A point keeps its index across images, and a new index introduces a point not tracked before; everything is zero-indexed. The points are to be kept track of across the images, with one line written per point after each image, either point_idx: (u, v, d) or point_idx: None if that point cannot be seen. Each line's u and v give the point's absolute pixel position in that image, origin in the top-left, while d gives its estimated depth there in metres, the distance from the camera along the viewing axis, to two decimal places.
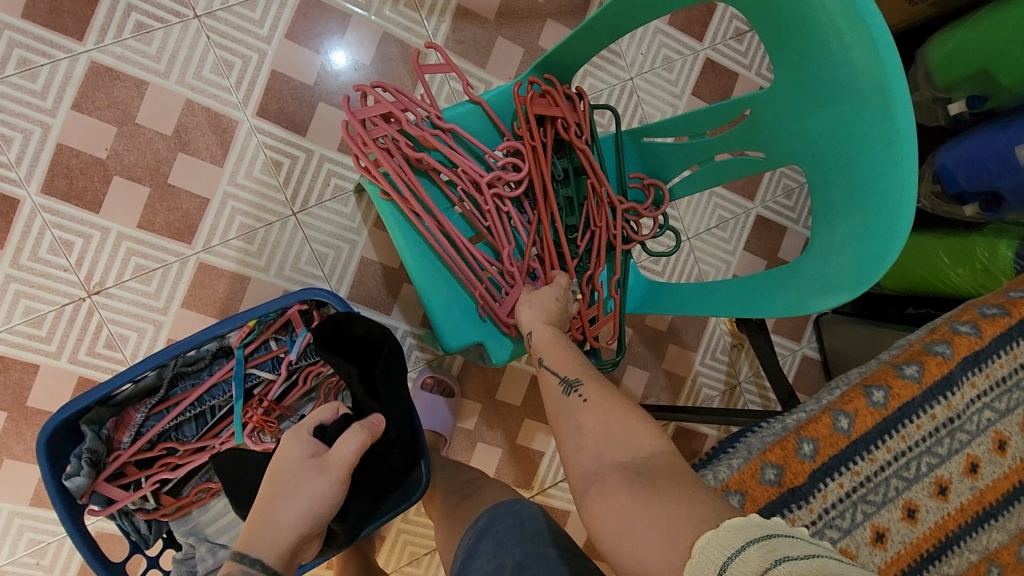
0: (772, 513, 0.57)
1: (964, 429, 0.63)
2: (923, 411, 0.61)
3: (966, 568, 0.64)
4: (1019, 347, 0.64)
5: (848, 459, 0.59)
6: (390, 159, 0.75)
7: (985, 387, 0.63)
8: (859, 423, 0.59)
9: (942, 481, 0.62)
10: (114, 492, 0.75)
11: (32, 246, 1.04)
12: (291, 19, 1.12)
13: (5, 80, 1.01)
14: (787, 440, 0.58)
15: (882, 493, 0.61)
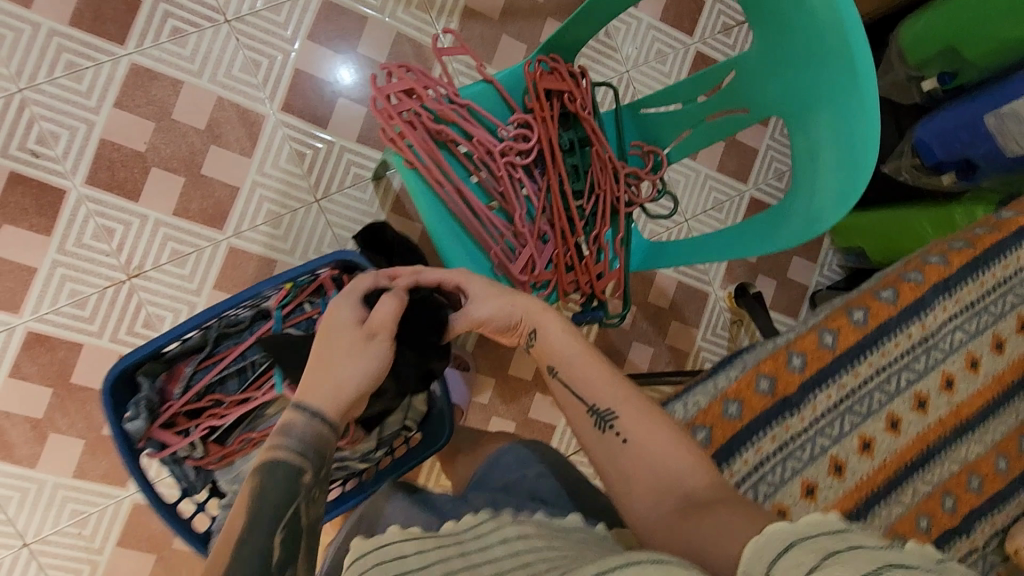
0: (767, 418, 0.65)
1: (938, 348, 0.70)
2: (900, 330, 0.68)
3: (947, 477, 0.71)
4: (986, 275, 0.71)
5: (833, 373, 0.66)
6: (414, 131, 0.82)
7: (956, 310, 0.70)
8: (842, 339, 0.67)
9: (921, 396, 0.69)
10: (166, 437, 0.81)
11: (77, 233, 1.12)
12: (312, 21, 1.21)
13: (53, 82, 1.10)
14: (777, 355, 0.66)
15: (867, 406, 0.68)
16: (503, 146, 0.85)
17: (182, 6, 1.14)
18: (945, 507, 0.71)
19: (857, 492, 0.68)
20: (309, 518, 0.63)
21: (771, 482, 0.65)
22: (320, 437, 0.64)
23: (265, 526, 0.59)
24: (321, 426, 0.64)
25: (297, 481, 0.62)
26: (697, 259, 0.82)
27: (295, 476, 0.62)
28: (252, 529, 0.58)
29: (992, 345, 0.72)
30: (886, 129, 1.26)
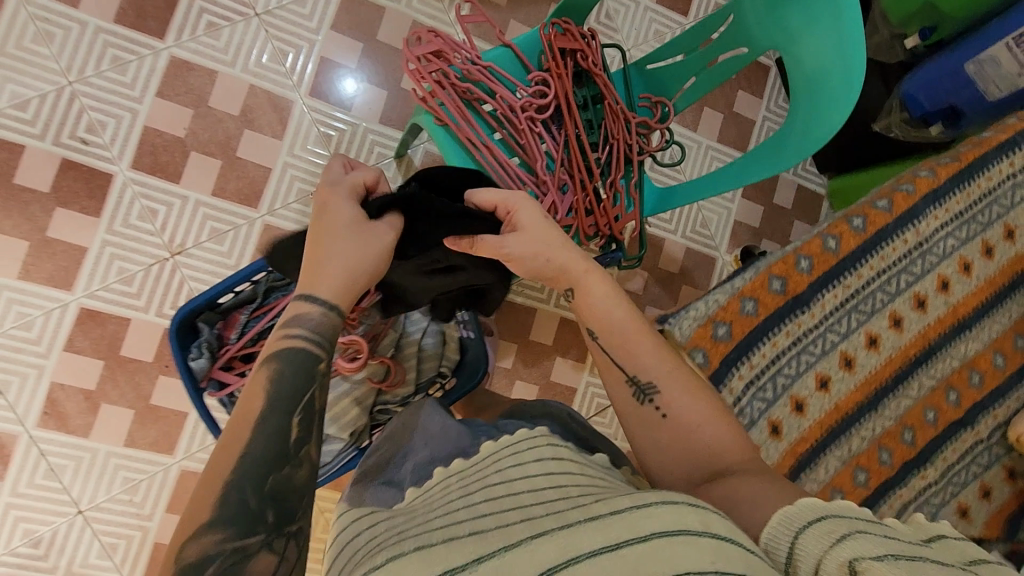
0: (780, 314, 0.75)
1: (933, 252, 0.77)
2: (897, 236, 0.76)
3: (950, 373, 0.78)
4: (973, 186, 0.78)
5: (838, 273, 0.75)
6: (442, 90, 0.91)
7: (947, 219, 0.77)
8: (844, 242, 0.75)
9: (921, 296, 0.77)
10: (226, 377, 0.88)
11: (124, 214, 1.20)
12: (335, 12, 1.30)
13: (100, 74, 1.19)
14: (787, 257, 0.75)
15: (870, 304, 0.76)
16: (523, 102, 0.93)
17: (216, 2, 1.24)
18: (950, 401, 0.78)
19: (866, 384, 0.76)
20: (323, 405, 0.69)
21: (787, 374, 0.75)
22: (329, 326, 0.72)
23: (283, 408, 0.65)
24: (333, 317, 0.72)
25: (313, 370, 0.69)
26: (705, 195, 0.91)
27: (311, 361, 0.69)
28: (271, 410, 0.65)
29: (983, 250, 0.79)
30: (876, 89, 1.34)
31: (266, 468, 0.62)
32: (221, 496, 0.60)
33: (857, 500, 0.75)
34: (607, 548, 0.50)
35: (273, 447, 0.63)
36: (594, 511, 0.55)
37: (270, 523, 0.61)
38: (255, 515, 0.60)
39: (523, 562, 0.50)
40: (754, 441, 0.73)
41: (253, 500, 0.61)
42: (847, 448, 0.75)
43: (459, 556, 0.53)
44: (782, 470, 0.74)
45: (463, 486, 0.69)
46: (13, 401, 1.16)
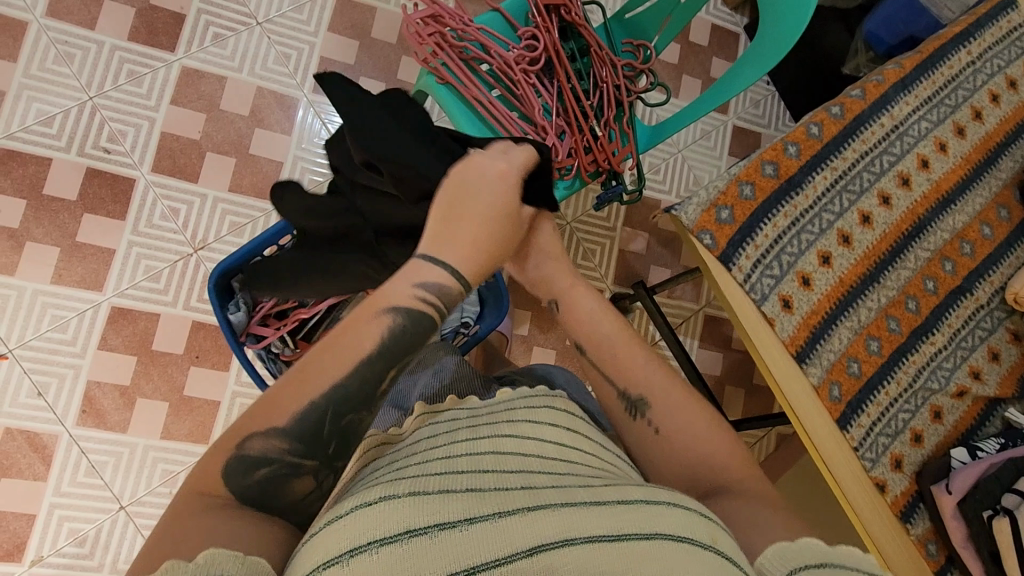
0: (776, 197, 0.83)
1: (908, 134, 0.88)
2: (873, 120, 0.87)
3: (941, 243, 0.87)
4: (935, 75, 0.90)
5: (826, 156, 0.85)
6: (442, 53, 0.99)
7: (917, 104, 0.89)
8: (826, 129, 0.85)
9: (904, 174, 0.87)
10: (262, 331, 0.96)
11: (148, 215, 1.26)
12: (331, 16, 1.40)
13: (119, 88, 1.27)
14: (776, 145, 0.84)
15: (859, 185, 0.85)
16: (516, 56, 1.00)
17: (220, 15, 1.34)
18: (946, 271, 0.87)
19: (866, 257, 0.84)
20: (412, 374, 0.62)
21: (791, 252, 0.82)
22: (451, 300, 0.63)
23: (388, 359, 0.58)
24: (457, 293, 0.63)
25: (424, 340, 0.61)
26: (697, 117, 0.98)
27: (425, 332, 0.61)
28: (373, 360, 0.58)
29: (955, 131, 0.90)
30: (839, 34, 1.48)
31: (348, 406, 0.56)
32: (301, 411, 0.55)
33: (873, 366, 0.84)
34: (608, 537, 0.46)
35: (361, 385, 0.57)
36: (601, 494, 0.50)
37: (328, 455, 0.56)
38: (319, 442, 0.55)
39: (519, 530, 0.45)
40: (768, 316, 0.81)
41: (327, 426, 0.55)
42: (856, 319, 0.84)
43: (454, 509, 0.46)
44: (799, 342, 0.82)
45: (473, 428, 0.62)
46: (52, 401, 1.19)
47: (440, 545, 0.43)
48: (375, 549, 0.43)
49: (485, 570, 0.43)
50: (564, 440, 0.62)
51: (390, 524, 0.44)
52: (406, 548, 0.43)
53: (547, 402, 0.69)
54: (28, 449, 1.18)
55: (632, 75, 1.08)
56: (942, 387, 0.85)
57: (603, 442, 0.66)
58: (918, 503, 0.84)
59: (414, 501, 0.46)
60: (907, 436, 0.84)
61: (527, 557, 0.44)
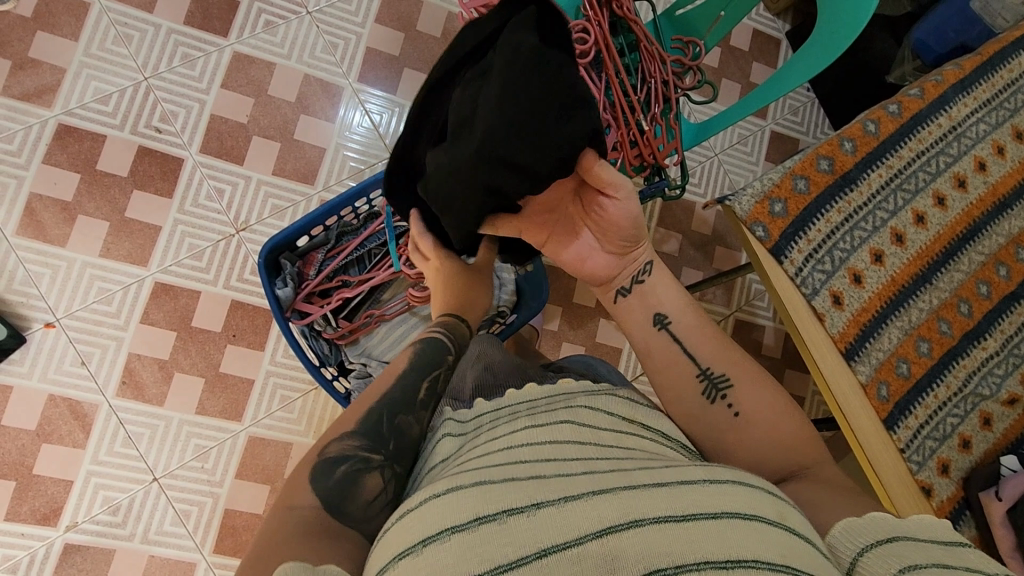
0: (830, 191, 0.85)
1: (966, 135, 0.89)
2: (931, 120, 0.89)
3: (996, 247, 0.88)
4: (994, 78, 0.91)
5: (882, 154, 0.87)
6: None
7: (976, 106, 0.90)
8: (883, 126, 0.87)
9: (960, 176, 0.88)
10: (307, 309, 1.00)
11: (194, 194, 1.29)
12: (378, 7, 1.42)
13: (173, 71, 1.31)
14: (832, 142, 0.87)
15: (914, 184, 0.87)
16: None
17: (273, 3, 1.37)
18: (1000, 276, 0.88)
19: (918, 258, 0.86)
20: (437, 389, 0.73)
21: (843, 249, 0.85)
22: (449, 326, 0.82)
23: (419, 373, 0.73)
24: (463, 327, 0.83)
25: (444, 357, 0.77)
26: (748, 112, 0.98)
27: (443, 350, 0.78)
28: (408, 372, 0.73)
29: (1013, 134, 0.91)
30: (885, 43, 1.46)
31: (395, 408, 0.68)
32: (363, 416, 0.67)
33: (922, 368, 0.85)
34: (674, 517, 0.45)
35: (401, 394, 0.70)
36: (663, 476, 0.50)
37: (390, 451, 0.64)
38: (381, 439, 0.65)
39: (583, 514, 0.46)
40: (818, 310, 0.83)
41: (385, 425, 0.66)
42: (907, 319, 0.85)
43: (519, 495, 0.47)
44: (848, 339, 0.83)
45: (531, 415, 0.63)
46: (94, 371, 1.22)
47: (508, 530, 0.45)
48: (447, 537, 0.45)
49: (555, 552, 0.44)
50: (619, 424, 0.63)
51: (458, 513, 0.47)
52: (475, 534, 0.45)
53: (609, 389, 0.68)
54: (69, 417, 1.20)
55: (680, 72, 1.08)
56: (993, 393, 0.85)
57: (660, 422, 0.66)
58: (964, 510, 0.84)
59: (482, 491, 0.48)
60: (956, 441, 0.84)
61: (596, 539, 0.44)
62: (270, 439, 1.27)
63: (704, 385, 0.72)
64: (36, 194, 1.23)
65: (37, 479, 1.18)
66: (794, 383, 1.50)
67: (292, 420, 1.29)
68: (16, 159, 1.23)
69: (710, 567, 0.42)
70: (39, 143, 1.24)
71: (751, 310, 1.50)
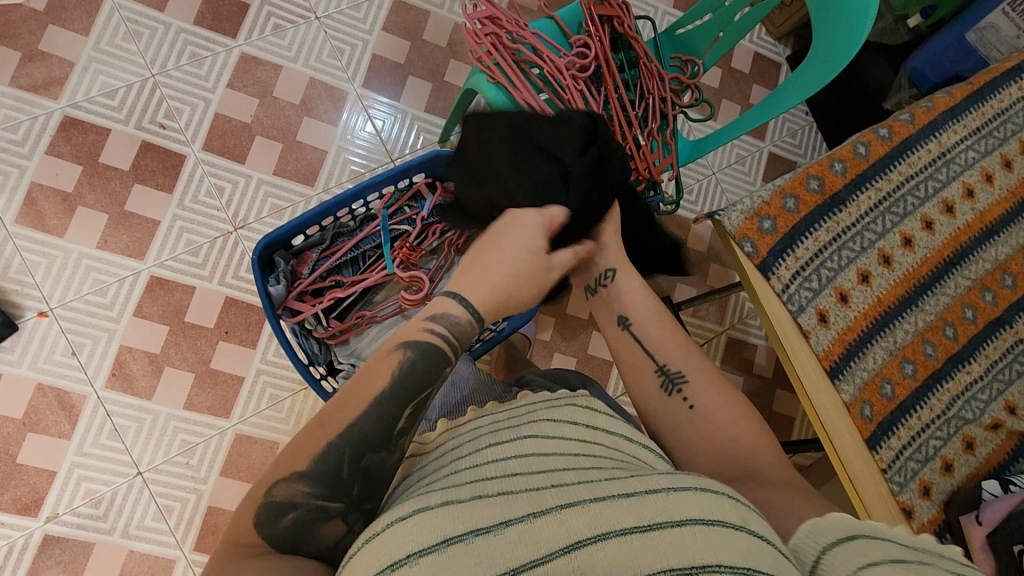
0: (819, 211, 0.86)
1: (956, 161, 0.90)
2: (921, 146, 0.90)
3: (983, 272, 0.89)
4: (985, 106, 0.93)
5: (871, 177, 0.88)
6: (497, 52, 1.03)
7: (965, 134, 0.92)
8: (873, 149, 0.89)
9: (948, 202, 0.89)
10: (299, 307, 1.01)
11: (194, 191, 1.30)
12: (386, 16, 1.44)
13: (180, 69, 1.33)
14: (822, 162, 0.88)
15: (903, 208, 0.88)
16: (567, 62, 1.03)
17: (282, 7, 1.39)
18: (986, 301, 0.89)
19: (905, 280, 0.87)
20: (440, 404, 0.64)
21: (830, 267, 0.86)
22: (464, 330, 0.67)
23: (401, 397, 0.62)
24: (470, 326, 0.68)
25: (439, 369, 0.65)
26: (742, 131, 1.00)
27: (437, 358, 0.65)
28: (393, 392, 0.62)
29: (1002, 163, 0.92)
30: (882, 70, 1.49)
31: (363, 446, 0.59)
32: (316, 447, 0.58)
33: (906, 389, 0.85)
34: (639, 528, 0.46)
35: (375, 426, 0.60)
36: (630, 486, 0.50)
37: (353, 497, 0.58)
38: (341, 486, 0.57)
39: (551, 530, 0.46)
40: (803, 328, 0.84)
41: (347, 471, 0.58)
42: (892, 340, 0.86)
43: (487, 515, 0.48)
44: (833, 357, 0.84)
45: (495, 432, 0.64)
46: (85, 361, 1.23)
47: (475, 550, 0.46)
48: (414, 561, 0.45)
49: (526, 570, 0.44)
50: (582, 434, 0.63)
51: (426, 536, 0.47)
52: (445, 557, 0.45)
53: (568, 400, 0.69)
54: (56, 407, 1.20)
55: (678, 89, 1.11)
56: (976, 418, 0.86)
57: (625, 430, 0.66)
58: (944, 533, 0.84)
59: (451, 513, 0.49)
60: (938, 464, 0.84)
61: (563, 555, 0.45)
62: (257, 437, 1.27)
63: (662, 380, 0.75)
64: (37, 183, 1.24)
65: (20, 468, 1.18)
66: (784, 402, 1.50)
67: (280, 419, 1.28)
68: (20, 148, 1.24)
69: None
70: (44, 133, 1.26)
71: (744, 329, 1.50)
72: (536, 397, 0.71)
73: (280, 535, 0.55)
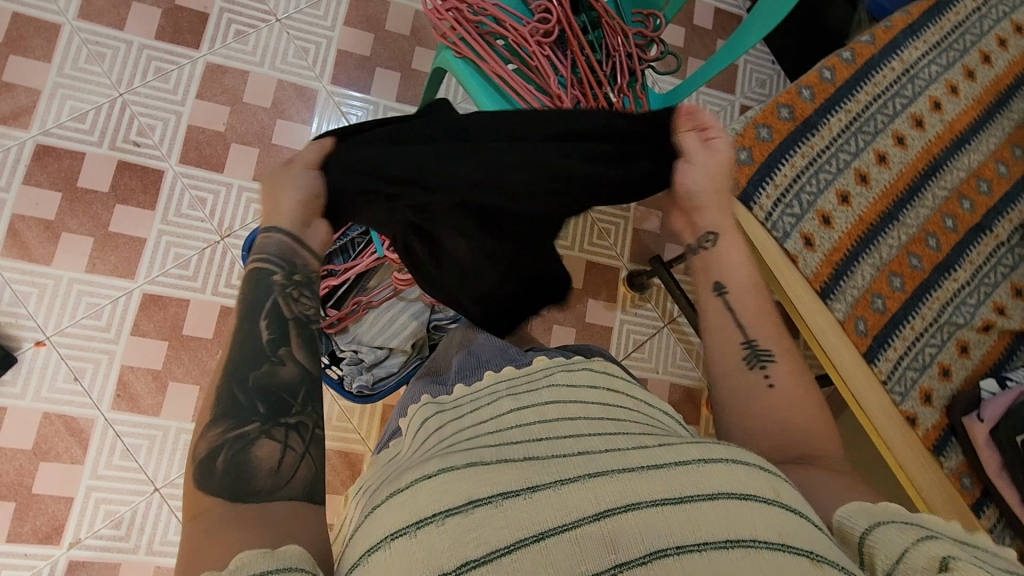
0: (793, 137, 0.88)
1: (920, 76, 0.92)
2: (884, 65, 0.92)
3: (958, 181, 0.91)
4: (942, 21, 0.95)
5: (840, 100, 0.90)
6: (461, 27, 1.04)
7: (926, 49, 0.93)
8: (839, 73, 0.90)
9: (917, 116, 0.91)
10: None
11: (176, 205, 1.30)
12: (346, 11, 1.44)
13: (148, 85, 1.33)
14: (790, 90, 0.90)
15: (874, 127, 0.90)
16: (530, 29, 1.04)
17: (241, 13, 1.39)
18: (964, 209, 0.91)
19: (883, 196, 0.89)
20: (298, 314, 0.66)
21: (810, 192, 0.87)
22: (290, 246, 0.69)
23: (251, 317, 0.64)
24: (288, 240, 0.70)
25: (270, 282, 0.67)
26: (710, 76, 1.02)
27: (267, 276, 0.67)
28: (243, 320, 0.64)
29: (965, 74, 0.94)
30: (842, 9, 1.50)
31: (244, 367, 0.61)
32: (215, 399, 0.59)
33: (897, 302, 0.87)
34: (671, 500, 0.46)
35: (246, 351, 0.62)
36: (660, 455, 0.51)
37: (264, 412, 0.59)
38: (247, 407, 0.59)
39: (581, 496, 0.46)
40: (790, 254, 0.86)
41: (243, 394, 0.59)
42: (878, 256, 0.87)
43: (515, 478, 0.48)
44: (822, 278, 0.86)
45: (515, 397, 0.64)
46: (88, 386, 1.23)
47: (503, 512, 0.45)
48: (442, 521, 0.45)
49: (554, 535, 0.44)
50: (603, 398, 0.65)
51: (450, 496, 0.46)
52: (473, 517, 0.45)
53: (585, 364, 0.71)
54: (65, 433, 1.20)
55: (643, 44, 1.12)
56: (967, 321, 0.88)
57: (643, 397, 0.69)
58: (950, 437, 0.86)
59: (475, 474, 0.48)
60: (936, 370, 0.86)
61: (594, 521, 0.45)
62: None
63: (746, 352, 0.73)
64: (18, 214, 1.24)
65: (36, 498, 1.18)
66: None
67: None
68: None
69: (711, 547, 0.44)
70: (19, 164, 1.25)
71: None
72: (551, 361, 0.73)
73: (224, 482, 0.54)
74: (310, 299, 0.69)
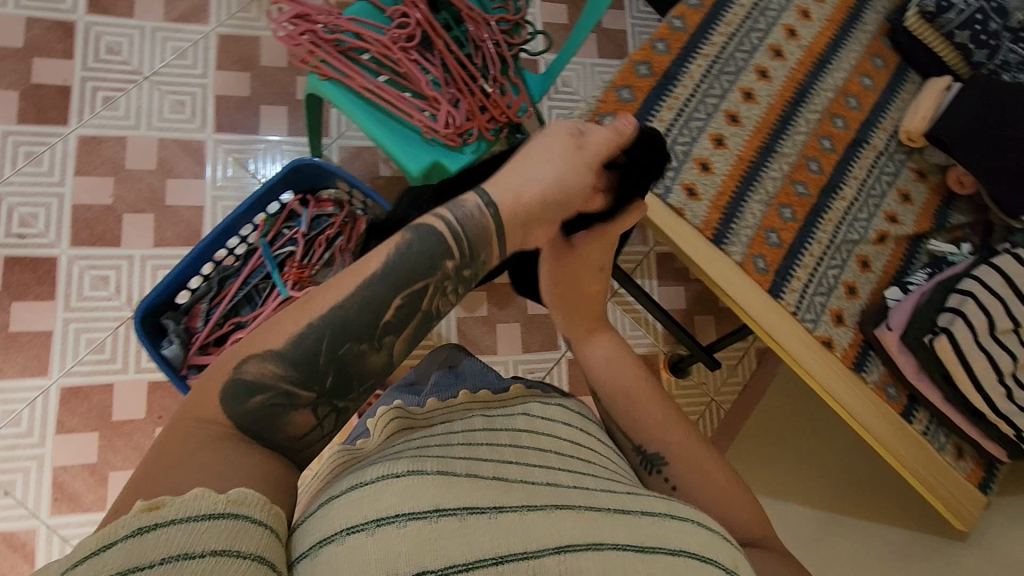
0: (656, 93, 0.88)
1: (770, 8, 0.94)
2: (733, 5, 0.93)
3: (828, 101, 0.93)
4: None
5: (696, 46, 0.90)
6: (320, 49, 1.01)
7: None
8: (689, 20, 0.91)
9: (776, 47, 0.93)
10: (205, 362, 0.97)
11: (77, 290, 1.24)
12: (216, 55, 1.40)
13: (20, 173, 1.26)
14: (646, 47, 0.90)
15: (734, 66, 0.91)
16: (391, 38, 1.02)
17: (106, 79, 1.33)
18: (838, 127, 0.93)
19: (758, 131, 0.89)
20: (432, 307, 0.57)
21: (684, 141, 0.87)
22: (480, 225, 0.58)
23: (390, 283, 0.54)
24: (487, 223, 0.59)
25: (439, 262, 0.56)
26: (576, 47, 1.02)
27: (442, 245, 0.56)
28: (389, 279, 0.54)
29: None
30: None
31: (357, 333, 0.52)
32: (300, 333, 0.51)
33: (791, 233, 0.88)
34: (633, 546, 0.46)
35: (364, 312, 0.52)
36: (624, 503, 0.51)
37: (326, 388, 0.52)
38: (315, 370, 0.51)
39: (543, 525, 0.45)
40: (676, 206, 0.86)
41: (324, 355, 0.51)
42: (764, 191, 0.88)
43: (484, 495, 0.46)
44: (712, 226, 0.86)
45: (488, 418, 0.63)
46: (22, 496, 1.16)
47: (468, 525, 0.43)
48: (403, 522, 0.41)
49: (513, 559, 0.42)
50: (574, 439, 0.64)
51: (417, 499, 0.43)
52: (434, 524, 0.42)
53: (558, 402, 0.71)
54: (7, 551, 1.13)
55: (509, 29, 1.10)
56: (863, 236, 0.91)
57: (610, 451, 0.69)
58: (869, 352, 0.89)
59: (443, 480, 0.46)
60: (843, 290, 0.89)
61: (553, 554, 0.43)
62: None
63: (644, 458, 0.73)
64: None
65: None
66: None
67: None
68: None
69: None
70: None
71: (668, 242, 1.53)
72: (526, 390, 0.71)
73: (249, 418, 0.49)
74: (454, 298, 0.59)
